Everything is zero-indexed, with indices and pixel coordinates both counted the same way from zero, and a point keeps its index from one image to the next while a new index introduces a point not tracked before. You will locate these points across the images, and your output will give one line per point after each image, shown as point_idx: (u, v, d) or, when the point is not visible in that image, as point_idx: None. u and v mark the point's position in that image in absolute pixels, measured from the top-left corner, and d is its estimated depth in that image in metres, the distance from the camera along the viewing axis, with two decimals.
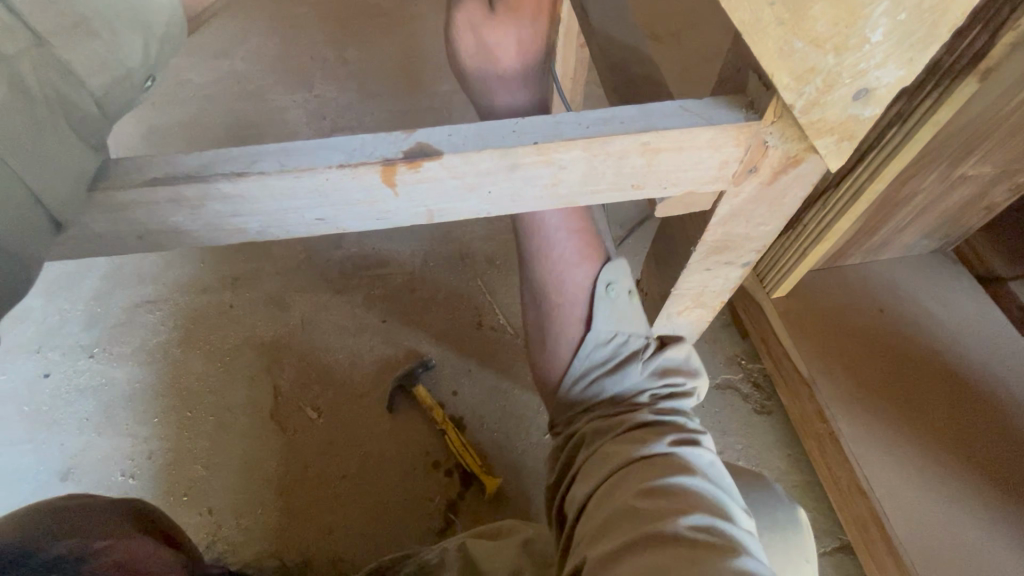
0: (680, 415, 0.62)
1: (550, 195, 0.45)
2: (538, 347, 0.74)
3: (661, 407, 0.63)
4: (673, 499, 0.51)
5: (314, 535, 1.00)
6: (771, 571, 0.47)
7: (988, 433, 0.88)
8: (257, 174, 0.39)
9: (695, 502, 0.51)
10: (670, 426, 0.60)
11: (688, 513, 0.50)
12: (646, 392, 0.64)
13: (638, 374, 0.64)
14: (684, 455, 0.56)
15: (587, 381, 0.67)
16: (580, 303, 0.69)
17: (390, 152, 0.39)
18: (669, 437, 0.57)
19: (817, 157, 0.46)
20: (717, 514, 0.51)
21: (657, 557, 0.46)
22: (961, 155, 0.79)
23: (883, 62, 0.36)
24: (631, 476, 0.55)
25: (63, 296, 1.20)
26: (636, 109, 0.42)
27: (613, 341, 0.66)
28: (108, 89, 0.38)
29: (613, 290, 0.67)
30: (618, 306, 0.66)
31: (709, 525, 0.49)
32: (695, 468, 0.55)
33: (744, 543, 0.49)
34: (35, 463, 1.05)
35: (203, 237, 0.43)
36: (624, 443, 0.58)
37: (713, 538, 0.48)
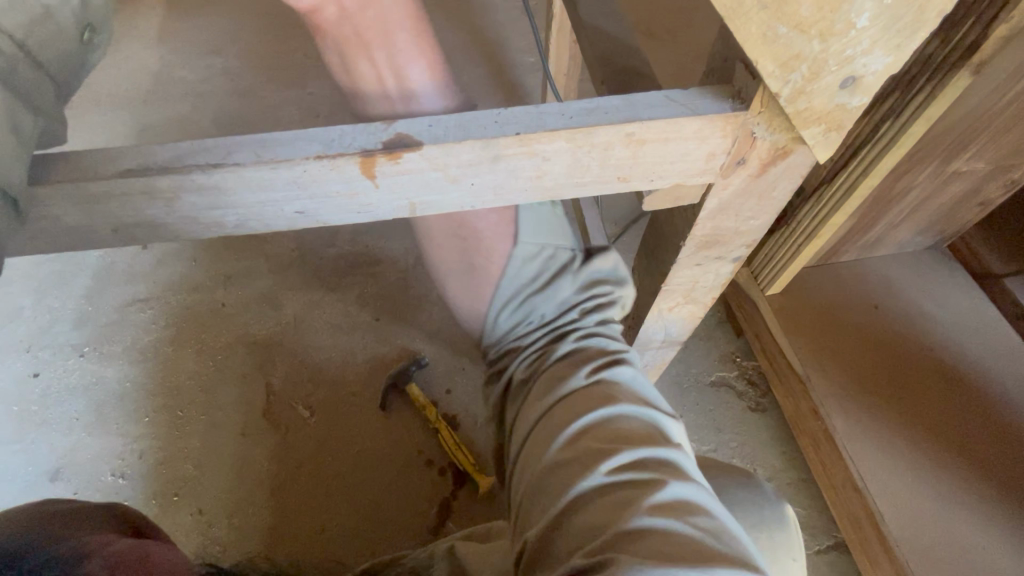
0: (604, 332, 0.62)
1: (535, 187, 0.44)
2: (460, 277, 0.67)
3: (587, 325, 0.62)
4: (596, 439, 0.52)
5: (305, 535, 0.99)
6: (692, 486, 0.50)
7: (955, 408, 0.90)
8: (233, 166, 0.38)
9: (617, 437, 0.52)
10: (594, 349, 0.60)
11: (610, 453, 0.51)
12: (574, 307, 0.63)
13: (566, 289, 0.62)
14: (603, 385, 0.57)
15: (516, 306, 0.63)
16: (503, 222, 0.62)
17: (369, 142, 0.38)
18: (586, 368, 0.58)
19: (807, 149, 0.45)
20: (640, 441, 0.52)
21: (593, 515, 0.48)
22: (953, 149, 0.78)
23: (869, 49, 0.35)
24: (555, 424, 0.55)
25: (54, 294, 1.19)
26: (620, 98, 0.41)
27: (540, 256, 0.62)
28: (31, 32, 0.37)
29: (536, 201, 0.62)
30: (541, 217, 0.62)
31: (633, 456, 0.51)
32: (614, 396, 0.56)
33: (669, 463, 0.51)
34: (24, 463, 1.04)
35: (180, 230, 0.43)
36: (548, 388, 0.58)
37: (637, 472, 0.50)
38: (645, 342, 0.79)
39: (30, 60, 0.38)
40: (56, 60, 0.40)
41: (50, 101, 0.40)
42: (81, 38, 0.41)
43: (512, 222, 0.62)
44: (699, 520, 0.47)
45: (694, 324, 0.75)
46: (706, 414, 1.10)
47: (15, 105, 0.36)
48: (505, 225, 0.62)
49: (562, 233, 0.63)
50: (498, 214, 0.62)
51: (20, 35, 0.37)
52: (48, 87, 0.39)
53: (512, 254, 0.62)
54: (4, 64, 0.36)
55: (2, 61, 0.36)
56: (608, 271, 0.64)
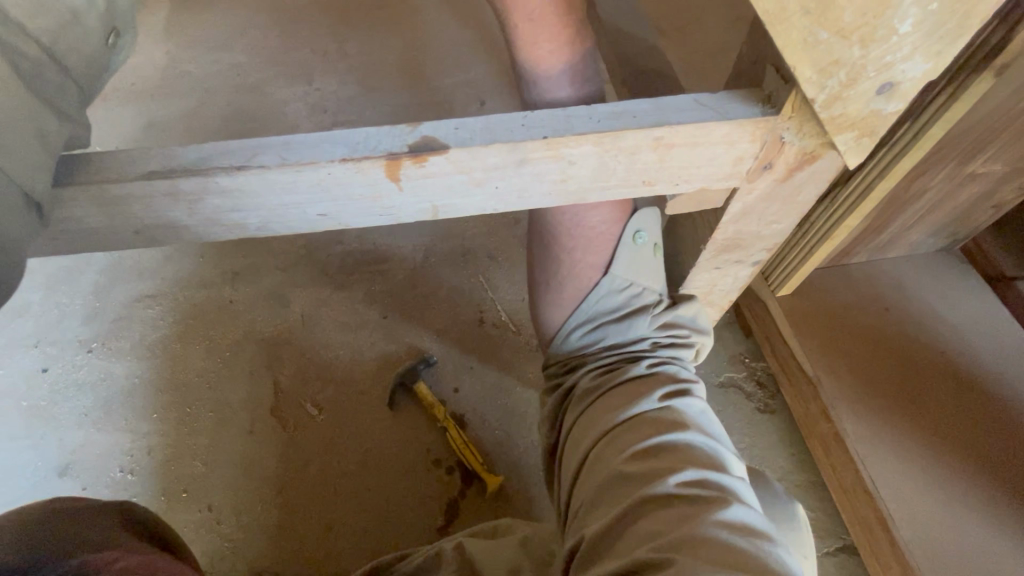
0: (674, 364, 0.62)
1: (559, 191, 0.43)
2: (546, 287, 0.72)
3: (660, 356, 0.62)
4: (664, 458, 0.52)
5: (314, 533, 0.99)
6: (760, 519, 0.48)
7: (977, 415, 0.89)
8: (257, 168, 0.37)
9: (685, 458, 0.52)
10: (667, 376, 0.60)
11: (677, 470, 0.50)
12: (649, 340, 0.63)
13: (644, 326, 0.63)
14: (672, 410, 0.56)
15: (593, 327, 0.65)
16: (602, 249, 0.64)
17: (395, 145, 0.38)
18: (658, 392, 0.57)
19: (834, 154, 0.44)
20: (708, 466, 0.51)
21: (654, 522, 0.48)
22: (972, 152, 0.78)
23: (910, 54, 0.35)
24: (622, 439, 0.55)
25: (62, 290, 1.19)
26: (649, 103, 0.40)
27: (627, 291, 0.64)
28: (59, 36, 0.37)
29: (641, 238, 0.62)
30: (638, 255, 0.63)
31: (699, 477, 0.50)
32: (683, 422, 0.55)
33: (735, 491, 0.50)
34: (34, 458, 1.04)
35: (199, 231, 0.42)
36: (615, 404, 0.58)
37: (704, 491, 0.49)
38: None
39: (54, 63, 0.37)
40: (80, 64, 0.39)
41: (72, 104, 0.39)
42: (105, 42, 0.42)
43: (608, 250, 0.64)
44: (765, 543, 0.45)
45: None
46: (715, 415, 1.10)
47: (38, 108, 0.36)
48: (598, 255, 0.64)
49: (656, 276, 0.64)
50: (596, 240, 0.64)
51: (47, 39, 0.36)
52: (70, 90, 0.39)
53: (598, 280, 0.65)
54: (28, 66, 0.35)
55: (26, 64, 0.35)
56: (688, 318, 0.65)
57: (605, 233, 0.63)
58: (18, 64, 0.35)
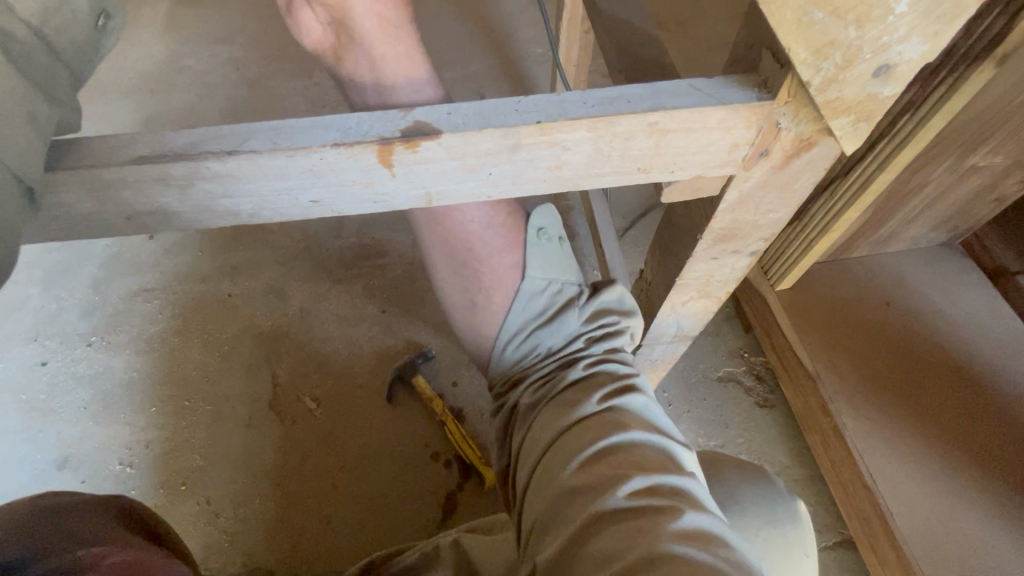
0: (612, 359, 0.63)
1: (553, 178, 0.43)
2: (470, 310, 0.71)
3: (596, 352, 0.64)
4: (611, 464, 0.51)
5: (312, 526, 0.99)
6: (709, 515, 0.48)
7: (971, 417, 0.88)
8: (249, 153, 0.37)
9: (632, 463, 0.52)
10: (605, 375, 0.61)
11: (626, 479, 0.50)
12: (582, 337, 0.65)
13: (574, 322, 0.65)
14: (615, 411, 0.57)
15: (524, 336, 0.66)
16: (510, 252, 0.67)
17: (387, 130, 0.38)
18: (597, 395, 0.58)
19: (831, 140, 0.44)
20: (657, 471, 0.51)
21: (606, 535, 0.47)
22: (972, 145, 0.77)
23: (907, 35, 0.34)
24: (567, 450, 0.54)
25: (61, 284, 1.19)
26: (643, 87, 0.40)
27: (548, 290, 0.66)
28: (46, 17, 0.37)
29: (545, 233, 0.67)
30: (547, 251, 0.67)
31: (649, 484, 0.50)
32: (626, 423, 0.56)
33: (685, 493, 0.50)
34: (32, 452, 1.05)
35: (193, 218, 0.42)
36: (558, 413, 0.58)
37: (655, 500, 0.48)
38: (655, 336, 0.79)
39: (42, 45, 0.37)
40: (71, 48, 0.39)
41: (63, 87, 0.39)
42: (93, 24, 0.41)
43: (520, 252, 0.67)
44: (720, 548, 0.45)
45: (706, 319, 0.74)
46: (713, 410, 1.10)
47: (30, 91, 0.36)
48: (509, 259, 0.67)
49: (569, 268, 0.68)
50: (504, 243, 0.67)
51: (35, 20, 0.36)
52: (61, 73, 0.39)
53: (519, 284, 0.66)
54: (19, 51, 0.35)
55: (18, 47, 0.35)
56: (614, 303, 0.67)
57: (511, 237, 0.67)
58: (9, 48, 0.35)
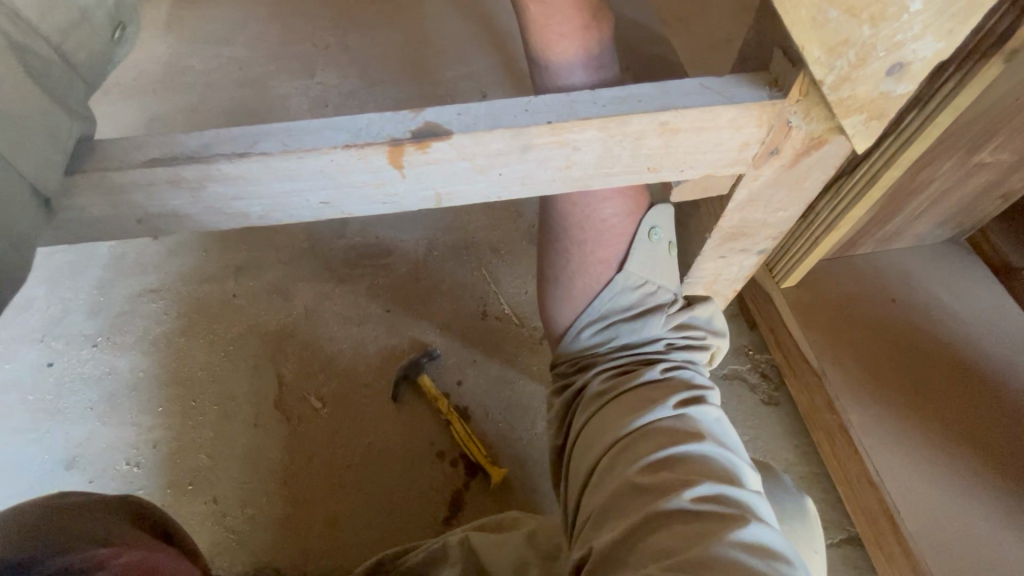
0: (689, 369, 0.61)
1: (564, 178, 0.43)
2: (557, 282, 0.70)
3: (675, 359, 0.61)
4: (680, 471, 0.51)
5: (320, 525, 1.00)
6: (775, 534, 0.48)
7: (978, 412, 0.88)
8: (259, 155, 0.37)
9: (700, 471, 0.51)
10: (680, 383, 0.59)
11: (694, 485, 0.50)
12: (663, 342, 0.62)
13: (658, 326, 0.62)
14: (687, 419, 0.55)
15: (605, 324, 0.64)
16: (613, 245, 0.64)
17: (397, 131, 0.38)
18: (673, 399, 0.56)
19: (842, 139, 0.44)
20: (725, 481, 0.51)
21: (669, 538, 0.47)
22: (980, 141, 0.77)
23: (920, 34, 0.34)
24: (636, 448, 0.54)
25: (66, 285, 1.19)
26: (654, 87, 0.40)
27: (642, 289, 0.63)
28: (65, 34, 0.37)
29: (655, 234, 0.62)
30: (655, 251, 0.62)
31: (715, 493, 0.49)
32: (698, 433, 0.54)
33: (750, 507, 0.49)
34: (40, 452, 1.05)
35: (203, 220, 0.42)
36: (626, 410, 0.57)
37: (722, 508, 0.48)
38: None
39: (62, 61, 0.37)
40: (88, 61, 0.39)
41: (80, 101, 0.39)
42: (110, 36, 0.41)
43: (622, 245, 0.63)
44: (781, 564, 0.45)
45: None
46: None
47: (49, 106, 0.36)
48: (611, 250, 0.64)
49: (672, 274, 0.64)
50: (608, 233, 0.64)
51: (54, 37, 0.36)
52: (78, 87, 0.39)
53: (613, 276, 0.64)
54: (39, 65, 0.35)
55: (39, 64, 0.35)
56: (703, 319, 0.64)
57: (621, 226, 0.63)
58: (29, 63, 0.34)
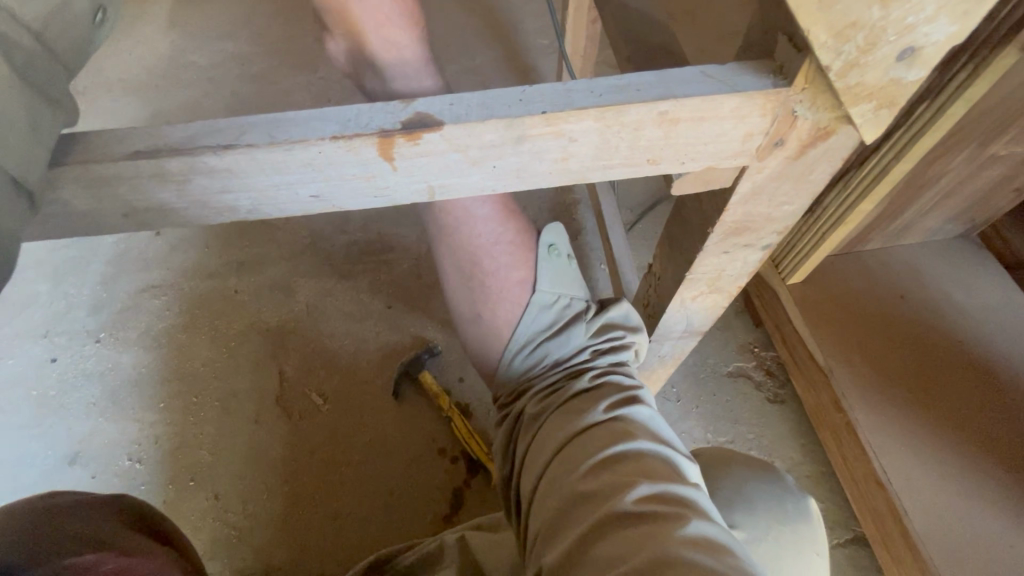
0: (617, 372, 0.62)
1: (560, 171, 0.42)
2: (484, 323, 0.72)
3: (602, 365, 0.63)
4: (616, 471, 0.51)
5: (319, 521, 0.99)
6: (718, 528, 0.46)
7: (979, 410, 0.87)
8: (246, 147, 0.36)
9: (639, 470, 0.51)
10: (609, 386, 0.60)
11: (634, 485, 0.49)
12: (588, 349, 0.64)
13: (580, 335, 0.65)
14: (620, 422, 0.56)
15: (533, 347, 0.66)
16: (521, 267, 0.68)
17: (387, 122, 0.37)
18: (603, 404, 0.58)
19: (851, 129, 0.42)
20: (664, 479, 0.50)
21: (615, 543, 0.45)
22: (993, 133, 0.75)
23: (934, 16, 0.33)
24: (573, 456, 0.54)
25: (70, 280, 1.19)
26: (653, 75, 0.38)
27: (556, 305, 0.67)
28: (49, 24, 0.36)
29: (552, 251, 0.68)
30: (557, 267, 0.68)
31: (656, 492, 0.49)
32: (630, 431, 0.55)
33: (695, 504, 0.48)
34: (44, 447, 1.05)
35: (192, 214, 0.41)
36: (564, 422, 0.58)
37: (664, 507, 0.47)
38: (664, 333, 0.77)
39: (45, 52, 0.36)
40: (71, 50, 0.37)
41: (63, 91, 0.38)
42: (92, 19, 0.39)
43: (530, 266, 0.68)
44: (729, 559, 0.43)
45: (716, 314, 0.73)
46: (723, 406, 1.08)
47: (31, 98, 0.35)
48: (520, 274, 0.68)
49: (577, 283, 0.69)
50: (515, 257, 0.68)
51: (37, 26, 0.35)
52: (61, 77, 0.37)
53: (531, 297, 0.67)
54: (21, 58, 0.34)
55: (21, 55, 0.34)
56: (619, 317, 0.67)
57: (523, 249, 0.69)
58: (11, 58, 0.34)
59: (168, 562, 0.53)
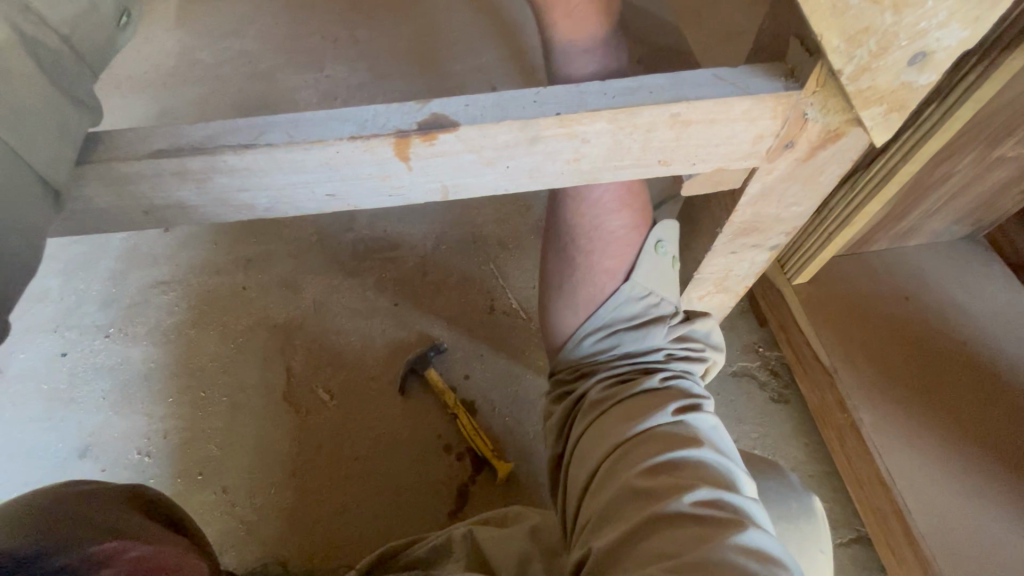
0: (687, 378, 0.61)
1: (572, 171, 0.42)
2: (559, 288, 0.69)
3: (674, 369, 0.61)
4: (677, 474, 0.50)
5: (327, 515, 1.00)
6: (774, 540, 0.47)
7: (985, 412, 0.87)
8: (264, 146, 0.37)
9: (699, 476, 0.50)
10: (679, 391, 0.59)
11: (692, 488, 0.49)
12: (663, 352, 0.62)
13: (660, 336, 0.63)
14: (685, 425, 0.55)
15: (609, 333, 0.64)
16: (619, 253, 0.64)
17: (403, 123, 0.37)
18: (671, 406, 0.56)
19: (859, 131, 0.43)
20: (721, 485, 0.50)
21: (666, 541, 0.46)
22: (1001, 135, 0.75)
23: (945, 21, 0.33)
24: (634, 454, 0.53)
25: (80, 275, 1.21)
26: (665, 78, 0.39)
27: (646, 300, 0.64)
28: (76, 26, 0.36)
29: (663, 248, 0.64)
30: (660, 265, 0.64)
31: (713, 497, 0.49)
32: (696, 438, 0.54)
33: (748, 512, 0.48)
34: (55, 440, 1.07)
35: (210, 211, 0.42)
36: (626, 416, 0.57)
37: (719, 512, 0.47)
38: None
39: (71, 52, 0.36)
40: (96, 51, 0.38)
41: (89, 92, 0.38)
42: (115, 22, 0.39)
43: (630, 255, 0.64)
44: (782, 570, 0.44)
45: (723, 313, 0.73)
46: (727, 406, 1.09)
47: (55, 96, 0.35)
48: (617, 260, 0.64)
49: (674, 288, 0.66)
50: (618, 241, 0.64)
51: (65, 29, 0.35)
52: (86, 77, 0.38)
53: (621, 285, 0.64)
54: (48, 57, 0.35)
55: (48, 55, 0.35)
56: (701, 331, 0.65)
57: (629, 235, 0.64)
58: (39, 58, 0.34)
59: (185, 550, 0.55)
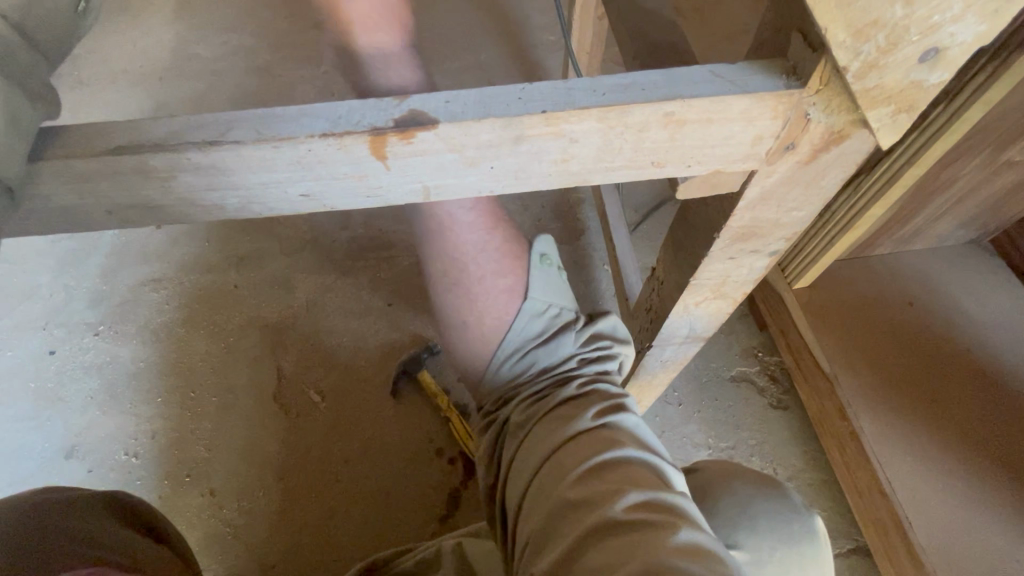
0: (604, 380, 0.61)
1: (560, 171, 0.40)
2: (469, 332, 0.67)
3: (589, 373, 0.61)
4: (604, 479, 0.49)
5: (314, 518, 0.99)
6: (708, 534, 0.45)
7: (984, 421, 0.85)
8: (232, 143, 0.35)
9: (627, 477, 0.49)
10: (597, 397, 0.58)
11: (622, 492, 0.47)
12: (575, 357, 0.62)
13: (569, 344, 0.63)
14: (607, 429, 0.54)
15: (520, 355, 0.63)
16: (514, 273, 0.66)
17: (380, 120, 0.35)
18: (590, 411, 0.56)
19: (864, 133, 0.41)
20: (653, 486, 0.49)
21: (604, 553, 0.44)
22: (1010, 138, 0.73)
23: (961, 15, 0.31)
24: (561, 465, 0.52)
25: (70, 272, 1.19)
26: (659, 74, 0.37)
27: (547, 313, 0.64)
28: (28, 13, 0.35)
29: (548, 260, 0.67)
30: (550, 276, 0.66)
31: (643, 498, 0.47)
32: (619, 440, 0.53)
33: (682, 508, 0.47)
34: (41, 440, 1.05)
35: (179, 211, 0.40)
36: (552, 429, 0.56)
37: (652, 514, 0.46)
38: (666, 338, 0.75)
39: (25, 42, 0.35)
40: (53, 40, 0.37)
41: (47, 84, 0.36)
42: (74, 9, 0.38)
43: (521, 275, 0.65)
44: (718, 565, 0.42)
45: (719, 319, 0.71)
46: (724, 411, 1.06)
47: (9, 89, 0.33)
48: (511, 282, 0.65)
49: (565, 294, 0.67)
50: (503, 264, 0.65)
51: (15, 15, 0.34)
52: (43, 69, 0.36)
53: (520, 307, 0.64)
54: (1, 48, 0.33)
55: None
56: (608, 331, 0.65)
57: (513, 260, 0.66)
58: None
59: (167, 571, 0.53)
